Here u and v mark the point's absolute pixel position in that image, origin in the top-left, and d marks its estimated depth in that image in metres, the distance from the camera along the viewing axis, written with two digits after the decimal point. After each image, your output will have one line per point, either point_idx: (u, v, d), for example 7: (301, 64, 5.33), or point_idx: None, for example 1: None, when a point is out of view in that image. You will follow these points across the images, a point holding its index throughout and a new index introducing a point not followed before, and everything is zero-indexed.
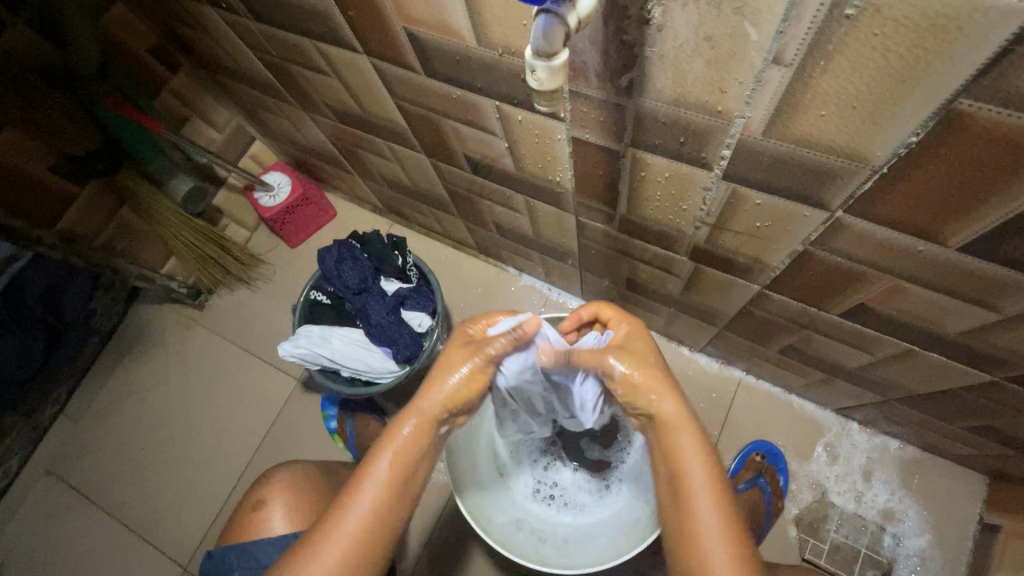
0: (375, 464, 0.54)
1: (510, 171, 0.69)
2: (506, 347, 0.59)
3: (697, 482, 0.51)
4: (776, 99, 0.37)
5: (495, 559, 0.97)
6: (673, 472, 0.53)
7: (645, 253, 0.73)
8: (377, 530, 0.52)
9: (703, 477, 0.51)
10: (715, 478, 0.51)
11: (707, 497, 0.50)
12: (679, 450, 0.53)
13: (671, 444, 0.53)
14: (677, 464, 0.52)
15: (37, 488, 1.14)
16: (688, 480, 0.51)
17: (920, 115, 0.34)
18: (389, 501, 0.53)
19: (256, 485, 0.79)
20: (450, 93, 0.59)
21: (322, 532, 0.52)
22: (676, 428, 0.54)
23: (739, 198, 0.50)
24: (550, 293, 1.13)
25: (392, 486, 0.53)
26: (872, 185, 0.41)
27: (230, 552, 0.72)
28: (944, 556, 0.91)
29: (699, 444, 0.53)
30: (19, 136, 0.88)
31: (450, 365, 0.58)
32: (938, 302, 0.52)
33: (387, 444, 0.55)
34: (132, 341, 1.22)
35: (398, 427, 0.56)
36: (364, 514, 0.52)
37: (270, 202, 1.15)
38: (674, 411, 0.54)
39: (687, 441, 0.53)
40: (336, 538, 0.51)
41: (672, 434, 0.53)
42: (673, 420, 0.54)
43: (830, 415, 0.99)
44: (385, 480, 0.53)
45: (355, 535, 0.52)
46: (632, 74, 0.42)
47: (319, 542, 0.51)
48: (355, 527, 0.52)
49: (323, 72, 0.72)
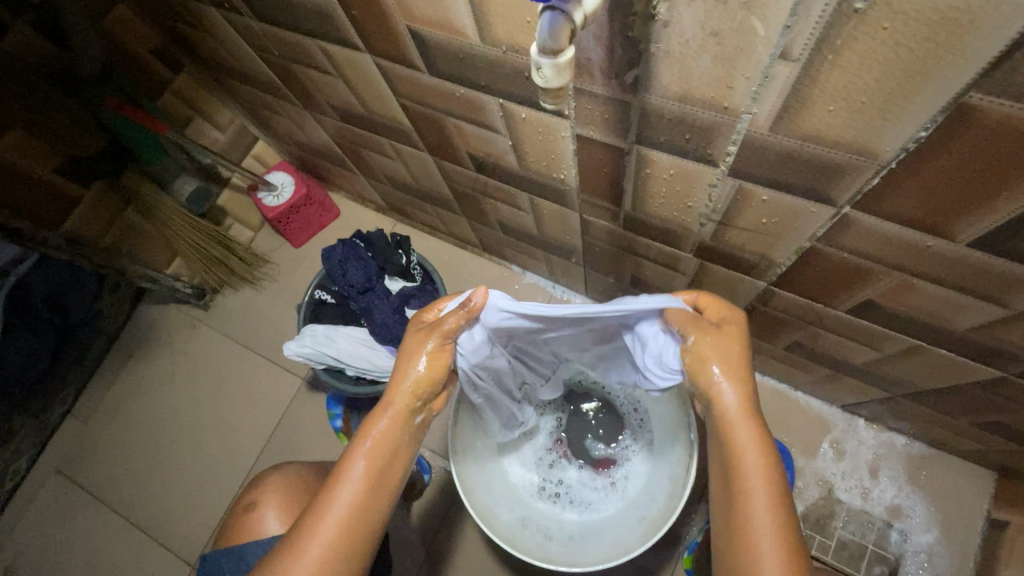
0: (352, 461, 0.54)
1: (514, 170, 0.69)
2: (459, 323, 0.57)
3: (753, 482, 0.50)
4: (784, 94, 0.37)
5: (501, 557, 0.97)
6: (729, 467, 0.52)
7: (650, 250, 0.73)
8: (361, 524, 0.53)
9: (757, 474, 0.51)
10: (770, 476, 0.50)
11: (761, 493, 0.50)
12: (737, 445, 0.52)
13: (731, 438, 0.53)
14: (733, 461, 0.52)
15: (44, 488, 1.14)
16: (745, 475, 0.51)
17: (930, 110, 0.34)
18: (368, 496, 0.54)
19: (246, 489, 0.80)
20: (454, 91, 0.58)
21: (302, 535, 0.52)
22: (735, 423, 0.53)
23: (746, 194, 0.50)
24: (554, 291, 1.13)
25: (371, 480, 0.54)
26: (881, 180, 0.41)
27: (221, 555, 0.72)
28: (952, 552, 0.90)
29: (757, 440, 0.52)
30: (23, 137, 0.89)
31: (411, 353, 0.58)
32: (945, 297, 0.51)
33: (361, 442, 0.55)
34: (137, 341, 1.23)
35: (371, 424, 0.56)
36: (344, 511, 0.52)
37: (274, 202, 1.15)
38: (736, 408, 0.53)
39: (744, 436, 0.52)
40: (318, 537, 0.51)
41: (732, 428, 0.53)
42: (735, 414, 0.53)
43: (836, 411, 0.99)
44: (364, 476, 0.54)
45: (337, 533, 0.52)
46: (637, 71, 0.41)
47: (300, 544, 0.51)
48: (336, 525, 0.52)
49: (326, 72, 0.72)
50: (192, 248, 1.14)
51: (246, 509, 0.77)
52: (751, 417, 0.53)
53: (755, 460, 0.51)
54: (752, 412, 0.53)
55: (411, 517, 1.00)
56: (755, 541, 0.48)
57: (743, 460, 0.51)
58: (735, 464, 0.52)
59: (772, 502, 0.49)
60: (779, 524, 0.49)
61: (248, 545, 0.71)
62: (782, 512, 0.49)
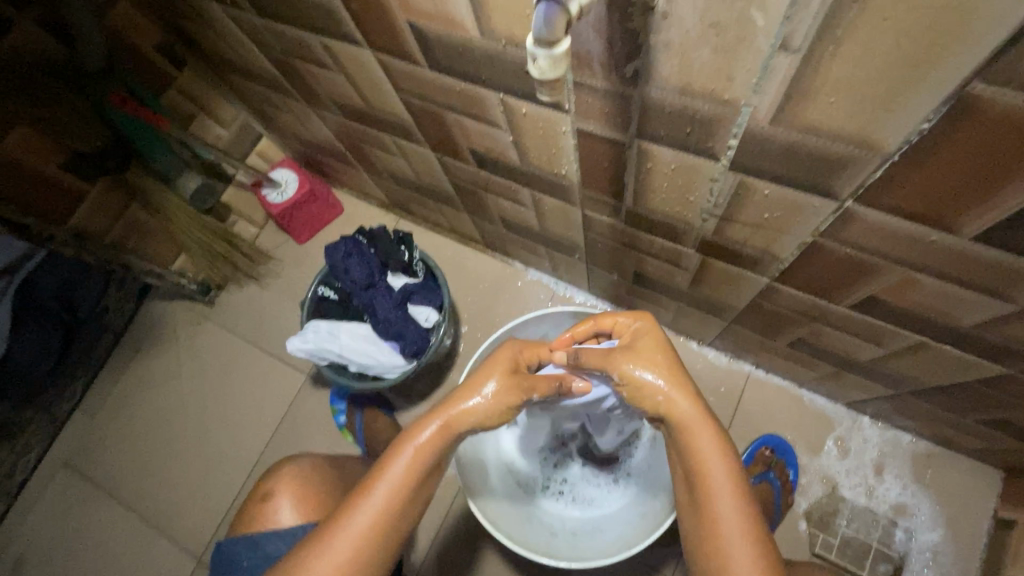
0: (391, 465, 0.55)
1: (515, 165, 0.69)
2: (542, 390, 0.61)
3: (718, 484, 0.52)
4: (785, 85, 0.37)
5: (504, 553, 0.97)
6: (693, 471, 0.53)
7: (652, 246, 0.72)
8: (385, 533, 0.53)
9: (724, 478, 0.52)
10: (738, 478, 0.52)
11: (728, 497, 0.51)
12: (697, 450, 0.53)
13: (691, 443, 0.53)
14: (697, 465, 0.53)
15: (53, 482, 1.16)
16: (709, 481, 0.52)
17: (933, 100, 0.33)
18: (400, 505, 0.54)
19: (265, 477, 0.79)
20: (455, 85, 0.58)
21: (329, 531, 0.53)
22: (690, 426, 0.54)
23: (747, 188, 0.49)
24: (557, 287, 1.13)
25: (403, 489, 0.54)
26: (884, 172, 0.40)
27: (237, 543, 0.73)
28: (957, 551, 0.90)
29: (718, 444, 0.53)
30: (29, 133, 0.90)
31: (476, 384, 0.58)
32: (950, 293, 0.51)
33: (404, 448, 0.55)
34: (144, 337, 1.24)
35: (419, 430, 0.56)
36: (371, 516, 0.53)
37: (278, 199, 1.16)
38: (690, 410, 0.54)
39: (705, 440, 0.53)
40: (343, 536, 0.52)
41: (688, 432, 0.54)
42: (688, 419, 0.54)
43: (841, 409, 0.98)
44: (398, 484, 0.54)
45: (360, 537, 0.52)
46: (636, 64, 0.41)
47: (328, 542, 0.52)
48: (360, 529, 0.53)
49: (328, 67, 0.72)
50: (197, 245, 1.14)
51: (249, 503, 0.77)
52: (706, 420, 0.54)
53: (720, 465, 0.52)
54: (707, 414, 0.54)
55: None
56: (724, 542, 0.50)
57: (705, 465, 0.52)
58: (699, 471, 0.53)
59: (740, 505, 0.51)
60: (748, 524, 0.50)
61: (266, 533, 0.72)
62: (750, 511, 0.51)
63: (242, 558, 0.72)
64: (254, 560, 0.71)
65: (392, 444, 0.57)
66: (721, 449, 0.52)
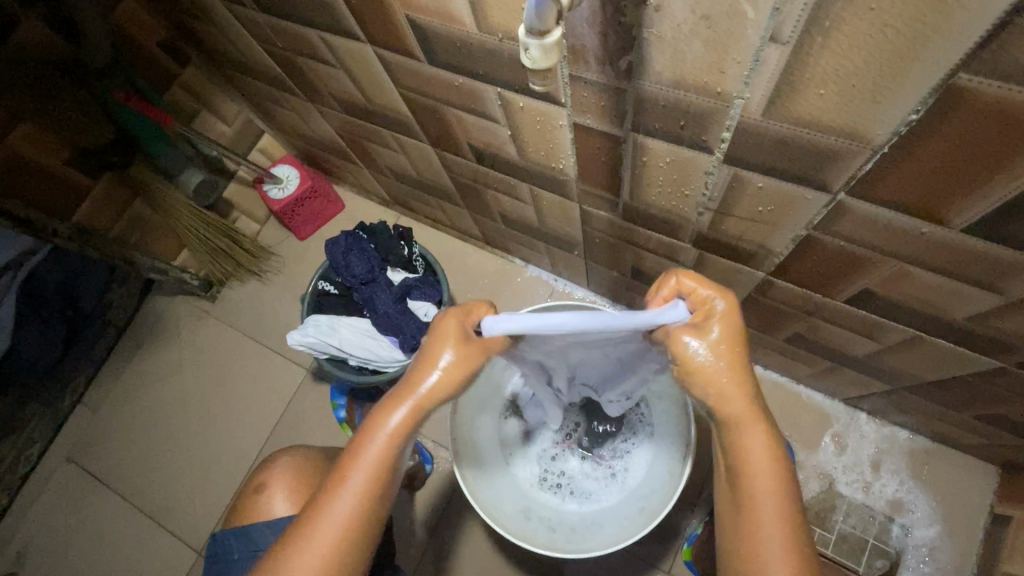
0: (365, 452, 0.54)
1: (514, 160, 0.70)
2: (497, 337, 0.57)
3: (761, 488, 0.52)
4: (775, 77, 0.37)
5: (502, 546, 0.98)
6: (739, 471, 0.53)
7: (649, 240, 0.73)
8: (364, 521, 0.54)
9: (769, 479, 0.52)
10: (781, 480, 0.52)
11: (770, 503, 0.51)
12: (747, 450, 0.52)
13: (740, 441, 0.53)
14: (744, 465, 0.52)
15: (55, 475, 1.17)
16: (753, 484, 0.52)
17: (920, 92, 0.34)
18: (374, 490, 0.54)
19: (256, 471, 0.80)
20: (453, 80, 0.59)
21: (308, 524, 0.53)
22: (742, 425, 0.52)
23: (741, 181, 0.50)
24: (557, 284, 1.13)
25: (376, 476, 0.54)
26: (875, 165, 0.41)
27: (232, 535, 0.73)
28: (953, 547, 0.90)
29: (766, 442, 0.52)
30: (35, 129, 0.91)
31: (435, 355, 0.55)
32: (942, 286, 0.51)
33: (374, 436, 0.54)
34: (146, 332, 1.25)
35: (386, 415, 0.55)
36: (349, 507, 0.53)
37: (279, 195, 1.17)
38: (743, 409, 0.52)
39: (755, 441, 0.52)
40: (322, 526, 0.53)
41: (739, 432, 0.53)
42: (742, 417, 0.52)
43: (838, 405, 0.99)
44: (370, 472, 0.54)
45: (340, 529, 0.53)
46: (631, 58, 0.42)
47: (306, 533, 0.53)
48: (339, 520, 0.53)
49: (329, 63, 0.73)
50: (200, 240, 1.15)
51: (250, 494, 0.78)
52: (760, 419, 0.52)
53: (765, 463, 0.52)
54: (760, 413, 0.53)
55: (413, 507, 1.01)
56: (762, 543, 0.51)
57: (753, 466, 0.52)
58: (745, 474, 0.52)
59: (780, 510, 0.51)
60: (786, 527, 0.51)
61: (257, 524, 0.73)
62: (790, 513, 0.51)
63: (234, 551, 0.72)
64: (245, 552, 0.71)
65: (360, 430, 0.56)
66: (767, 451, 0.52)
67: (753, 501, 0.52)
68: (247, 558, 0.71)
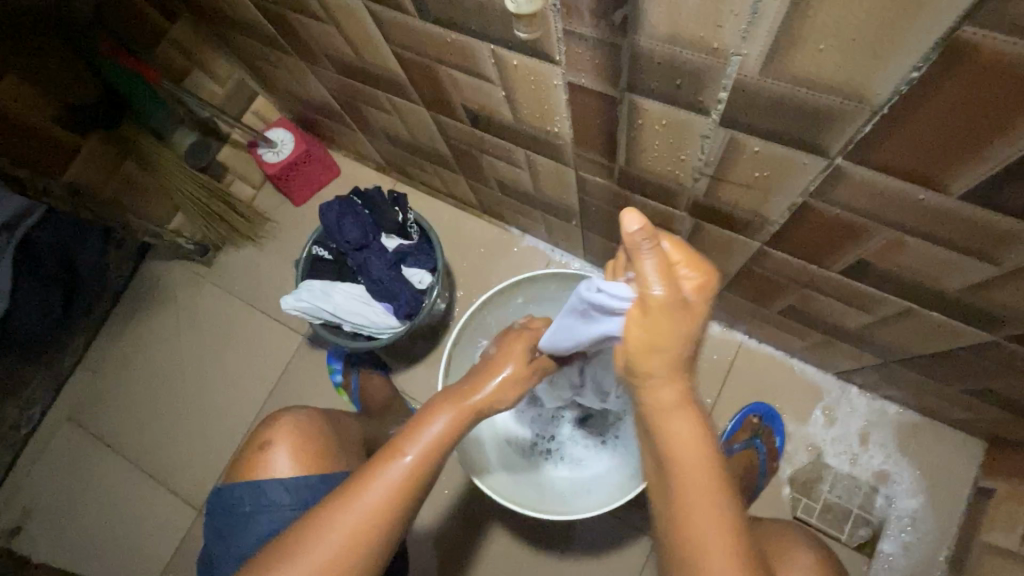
0: (424, 431, 0.58)
1: (509, 123, 0.68)
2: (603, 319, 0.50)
3: (691, 474, 0.50)
4: (773, 31, 0.36)
5: (494, 508, 1.01)
6: (669, 461, 0.50)
7: (645, 209, 0.72)
8: (410, 492, 0.56)
9: (695, 466, 0.50)
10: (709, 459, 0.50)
11: (710, 509, 0.49)
12: (672, 436, 0.50)
13: (665, 427, 0.50)
14: (670, 453, 0.50)
15: (57, 436, 1.19)
16: (684, 472, 0.50)
17: (922, 47, 0.33)
18: (431, 460, 0.57)
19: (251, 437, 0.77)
20: (445, 37, 0.57)
21: (338, 503, 0.54)
22: (664, 411, 0.50)
23: (737, 145, 0.49)
24: (553, 254, 1.13)
25: (438, 447, 0.58)
26: (874, 127, 0.40)
27: (240, 488, 0.72)
28: (935, 518, 0.92)
29: (691, 424, 0.50)
30: (20, 84, 0.90)
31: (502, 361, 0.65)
32: (937, 256, 0.51)
33: (417, 438, 0.58)
34: (143, 295, 1.25)
35: (440, 412, 0.60)
36: (387, 491, 0.55)
37: (274, 158, 1.15)
38: (672, 396, 0.50)
39: (676, 420, 0.50)
40: (380, 482, 0.55)
41: (666, 417, 0.50)
42: (666, 406, 0.50)
43: (830, 378, 0.99)
44: (433, 442, 0.58)
45: (386, 493, 0.55)
46: (625, 10, 0.40)
47: (358, 489, 0.55)
48: (375, 503, 0.54)
49: (319, 19, 0.70)
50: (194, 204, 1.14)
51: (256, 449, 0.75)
52: (686, 405, 0.50)
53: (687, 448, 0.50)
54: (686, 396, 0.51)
55: None
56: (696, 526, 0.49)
57: (681, 461, 0.50)
58: (674, 461, 0.50)
59: (717, 508, 0.49)
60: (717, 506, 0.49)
61: (268, 480, 0.71)
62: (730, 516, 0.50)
63: (245, 503, 0.71)
64: (257, 505, 0.70)
65: (410, 424, 0.60)
66: (693, 430, 0.50)
67: (678, 465, 0.50)
68: (256, 511, 0.70)
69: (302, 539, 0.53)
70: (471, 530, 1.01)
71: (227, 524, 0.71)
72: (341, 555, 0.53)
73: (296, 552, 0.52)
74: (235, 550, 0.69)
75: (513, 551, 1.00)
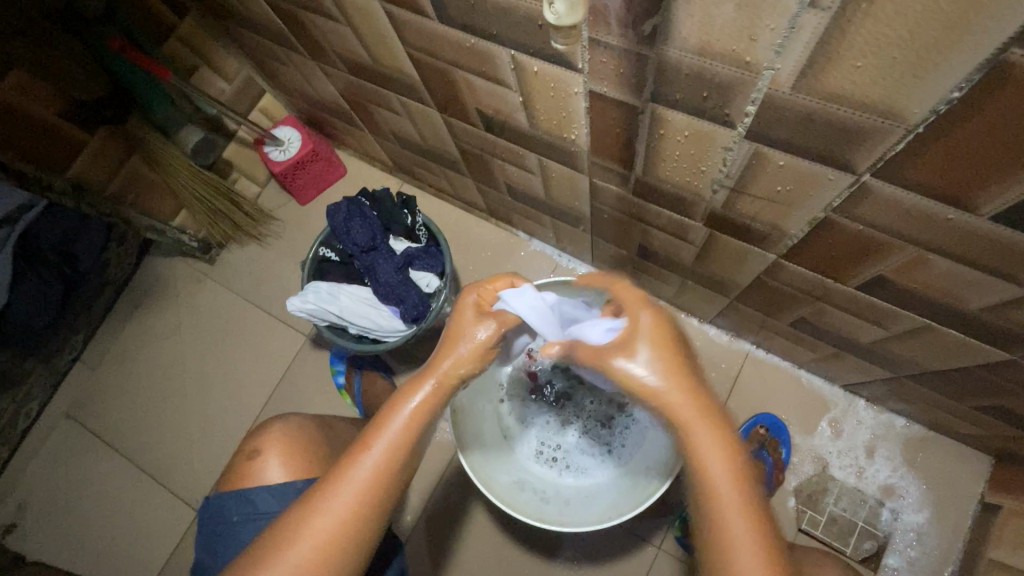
0: (388, 419, 0.56)
1: (524, 128, 0.67)
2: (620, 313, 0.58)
3: (718, 477, 0.51)
4: (811, 46, 0.35)
5: (496, 515, 1.01)
6: (693, 466, 0.52)
7: (660, 218, 0.71)
8: (381, 489, 0.54)
9: (723, 472, 0.51)
10: (738, 472, 0.51)
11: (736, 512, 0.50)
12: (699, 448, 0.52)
13: (690, 442, 0.52)
14: (696, 460, 0.52)
15: (55, 431, 1.17)
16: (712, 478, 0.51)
17: (964, 69, 0.32)
18: (397, 454, 0.55)
19: (248, 438, 0.77)
20: (464, 41, 0.56)
21: (321, 496, 0.53)
22: (693, 424, 0.52)
23: (762, 159, 0.48)
24: (560, 259, 1.12)
25: (406, 436, 0.56)
26: (906, 145, 0.39)
27: (228, 498, 0.71)
28: (941, 533, 0.91)
29: (716, 437, 0.52)
30: (26, 77, 0.88)
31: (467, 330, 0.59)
32: (962, 275, 0.50)
33: (388, 424, 0.56)
34: (144, 291, 1.23)
35: (410, 396, 0.57)
36: (360, 484, 0.53)
37: (280, 157, 1.14)
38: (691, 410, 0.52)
39: (705, 436, 0.52)
40: (347, 483, 0.53)
41: (692, 431, 0.52)
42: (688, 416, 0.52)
43: (838, 390, 0.99)
44: (401, 430, 0.55)
45: (356, 491, 0.53)
46: (655, 21, 0.39)
47: (333, 485, 0.54)
48: (350, 498, 0.53)
49: (335, 19, 0.70)
50: (197, 200, 1.13)
51: (258, 454, 0.75)
52: (710, 419, 0.52)
53: (717, 459, 0.51)
54: (708, 408, 0.53)
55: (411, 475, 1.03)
56: (732, 536, 0.49)
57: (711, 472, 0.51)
58: (698, 467, 0.52)
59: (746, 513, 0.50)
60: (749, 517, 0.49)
61: (255, 490, 0.70)
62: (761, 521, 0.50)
63: (232, 512, 0.70)
64: (245, 515, 0.69)
65: (380, 411, 0.57)
66: (722, 447, 0.51)
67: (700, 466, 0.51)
68: (243, 521, 0.69)
69: (280, 539, 0.52)
70: (473, 535, 1.00)
71: (215, 537, 0.70)
72: (324, 554, 0.52)
73: (281, 549, 0.52)
74: (226, 559, 0.68)
75: (515, 558, 0.99)
